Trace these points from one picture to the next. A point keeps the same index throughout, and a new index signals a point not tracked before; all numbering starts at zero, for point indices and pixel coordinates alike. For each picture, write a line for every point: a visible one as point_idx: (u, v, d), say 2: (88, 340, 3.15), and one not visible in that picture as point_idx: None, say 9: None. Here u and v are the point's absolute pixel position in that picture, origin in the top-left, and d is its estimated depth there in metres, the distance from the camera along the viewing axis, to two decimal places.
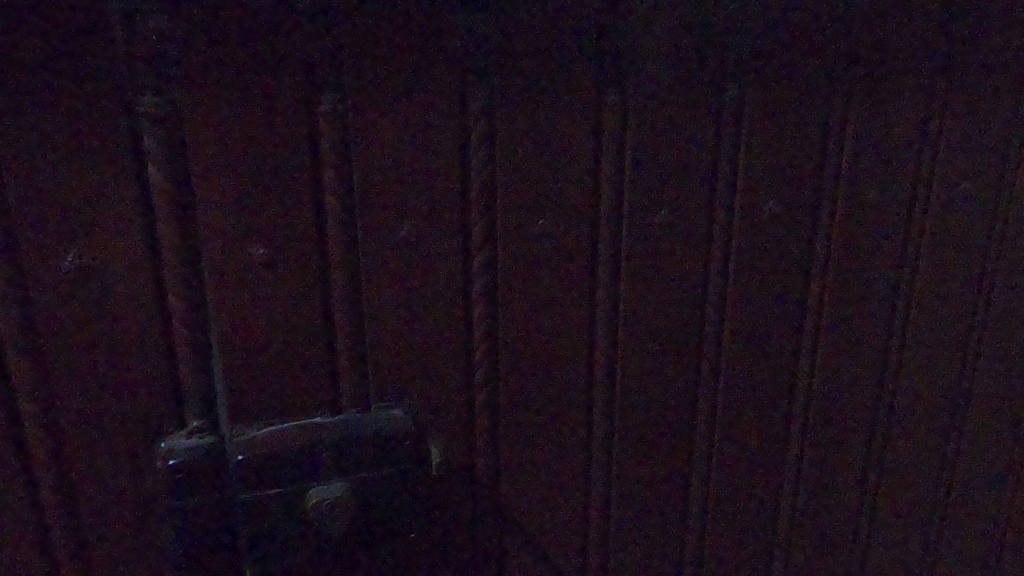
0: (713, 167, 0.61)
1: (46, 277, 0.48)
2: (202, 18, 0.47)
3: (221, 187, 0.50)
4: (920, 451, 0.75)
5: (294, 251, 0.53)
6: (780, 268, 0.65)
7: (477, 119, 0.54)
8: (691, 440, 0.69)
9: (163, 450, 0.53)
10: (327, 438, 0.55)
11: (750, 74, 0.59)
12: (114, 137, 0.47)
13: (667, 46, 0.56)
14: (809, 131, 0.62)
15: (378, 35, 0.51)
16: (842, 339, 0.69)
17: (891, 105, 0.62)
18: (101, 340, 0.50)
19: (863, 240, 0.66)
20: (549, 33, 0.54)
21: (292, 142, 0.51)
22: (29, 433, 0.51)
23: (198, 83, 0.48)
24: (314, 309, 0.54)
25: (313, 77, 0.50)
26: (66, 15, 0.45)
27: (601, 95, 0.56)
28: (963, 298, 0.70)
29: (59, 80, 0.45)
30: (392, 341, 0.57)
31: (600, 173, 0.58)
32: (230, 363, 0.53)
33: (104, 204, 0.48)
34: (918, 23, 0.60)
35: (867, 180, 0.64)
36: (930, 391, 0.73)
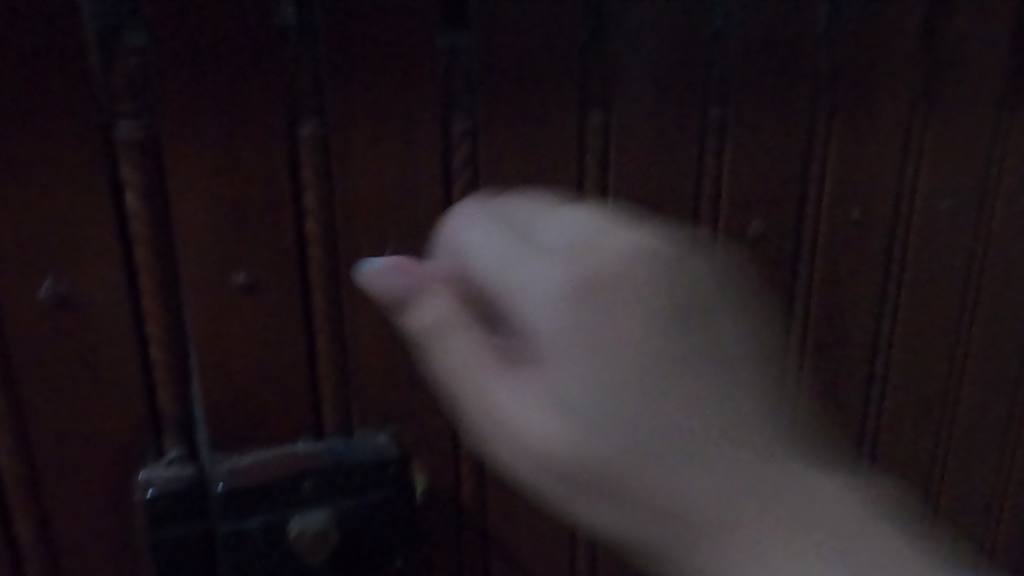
0: (698, 184, 0.61)
1: (20, 303, 0.48)
2: (180, 42, 0.47)
3: (200, 211, 0.49)
4: (908, 458, 0.76)
5: (275, 275, 0.52)
6: (766, 283, 0.65)
7: (461, 140, 0.54)
8: None
9: (141, 480, 0.52)
10: (309, 467, 0.55)
11: (734, 93, 0.59)
12: (90, 162, 0.47)
13: (651, 65, 0.57)
14: (792, 148, 0.62)
15: (360, 57, 0.50)
16: (830, 352, 0.69)
17: (871, 120, 0.63)
18: (79, 366, 0.49)
19: (848, 255, 0.67)
20: (533, 54, 0.54)
21: (272, 166, 0.50)
22: (5, 460, 0.50)
23: (176, 107, 0.47)
24: (296, 333, 0.54)
25: (294, 101, 0.50)
26: (42, 39, 0.44)
27: (585, 115, 0.56)
28: (943, 306, 0.71)
29: (34, 105, 0.45)
30: (376, 365, 0.56)
31: (586, 193, 0.58)
32: (212, 388, 0.53)
33: (81, 231, 0.47)
34: (892, 43, 0.62)
35: (849, 194, 0.65)
36: (916, 399, 0.74)
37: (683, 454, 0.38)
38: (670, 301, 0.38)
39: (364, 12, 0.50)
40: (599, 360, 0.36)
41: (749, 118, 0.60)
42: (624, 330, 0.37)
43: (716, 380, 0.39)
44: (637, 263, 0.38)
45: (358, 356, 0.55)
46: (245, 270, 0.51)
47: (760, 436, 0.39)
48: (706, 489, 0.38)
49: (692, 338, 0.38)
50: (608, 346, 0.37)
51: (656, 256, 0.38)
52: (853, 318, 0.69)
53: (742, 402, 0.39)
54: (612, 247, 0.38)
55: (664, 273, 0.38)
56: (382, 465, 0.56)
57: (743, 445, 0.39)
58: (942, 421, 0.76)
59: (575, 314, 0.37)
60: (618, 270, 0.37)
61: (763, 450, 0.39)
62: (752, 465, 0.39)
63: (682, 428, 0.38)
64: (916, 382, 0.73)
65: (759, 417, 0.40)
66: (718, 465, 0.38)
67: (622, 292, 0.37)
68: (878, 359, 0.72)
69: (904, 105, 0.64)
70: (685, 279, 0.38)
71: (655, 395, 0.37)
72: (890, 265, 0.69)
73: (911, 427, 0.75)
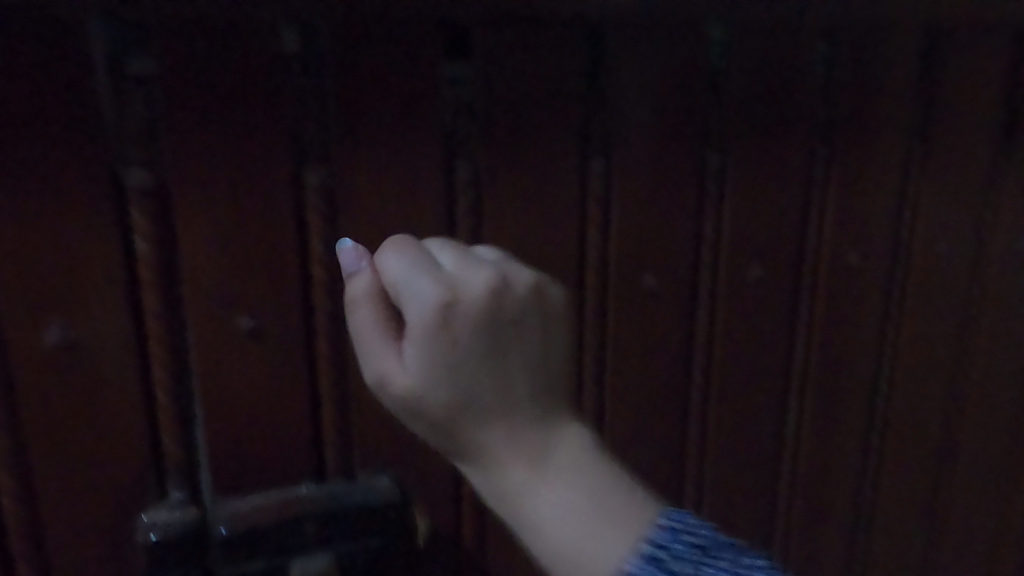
0: (698, 230, 0.62)
1: (27, 348, 0.48)
2: (192, 93, 0.47)
3: (207, 257, 0.50)
4: (907, 501, 0.76)
5: (280, 320, 0.53)
6: (767, 327, 0.66)
7: (464, 188, 0.55)
8: (682, 500, 0.68)
9: (143, 523, 0.52)
10: (310, 511, 0.55)
11: (733, 141, 0.60)
12: (100, 211, 0.47)
13: (652, 114, 0.58)
14: (792, 195, 0.63)
15: (367, 108, 0.51)
16: (829, 394, 0.70)
17: (869, 167, 0.64)
18: (84, 410, 0.50)
19: (847, 300, 0.67)
20: (537, 104, 0.55)
21: (279, 214, 0.51)
22: (7, 503, 0.50)
23: (187, 157, 0.48)
24: (299, 376, 0.54)
25: (301, 151, 0.51)
26: (56, 91, 0.45)
27: (587, 164, 0.57)
28: (944, 350, 0.72)
29: (47, 155, 0.46)
30: (378, 408, 0.57)
31: (586, 238, 0.59)
32: (216, 431, 0.53)
33: (89, 278, 0.48)
34: (890, 92, 0.63)
35: (848, 240, 0.66)
36: (916, 442, 0.74)
37: (516, 465, 0.41)
38: (522, 333, 0.42)
39: (370, 63, 0.51)
40: (453, 373, 0.40)
41: (749, 166, 0.61)
42: (476, 350, 0.40)
43: (552, 410, 0.43)
44: (497, 300, 0.41)
45: (359, 400, 0.56)
46: (250, 315, 0.52)
47: (591, 467, 0.42)
48: (546, 509, 0.41)
49: (538, 369, 0.42)
50: (460, 362, 0.40)
51: (515, 295, 0.42)
52: (852, 360, 0.69)
53: (575, 432, 0.43)
54: (478, 282, 0.41)
55: (522, 313, 0.42)
56: (383, 508, 0.57)
57: (585, 474, 0.42)
58: (942, 463, 0.76)
59: (442, 331, 0.40)
60: (482, 301, 0.40)
61: (591, 479, 0.42)
62: (577, 493, 0.41)
63: (518, 445, 0.41)
64: (917, 424, 0.73)
65: (592, 449, 0.43)
66: (552, 483, 0.41)
67: (483, 318, 0.40)
68: (878, 400, 0.72)
69: (900, 151, 0.65)
70: (537, 322, 0.42)
71: (493, 409, 0.41)
72: (889, 308, 0.69)
73: (911, 468, 0.75)
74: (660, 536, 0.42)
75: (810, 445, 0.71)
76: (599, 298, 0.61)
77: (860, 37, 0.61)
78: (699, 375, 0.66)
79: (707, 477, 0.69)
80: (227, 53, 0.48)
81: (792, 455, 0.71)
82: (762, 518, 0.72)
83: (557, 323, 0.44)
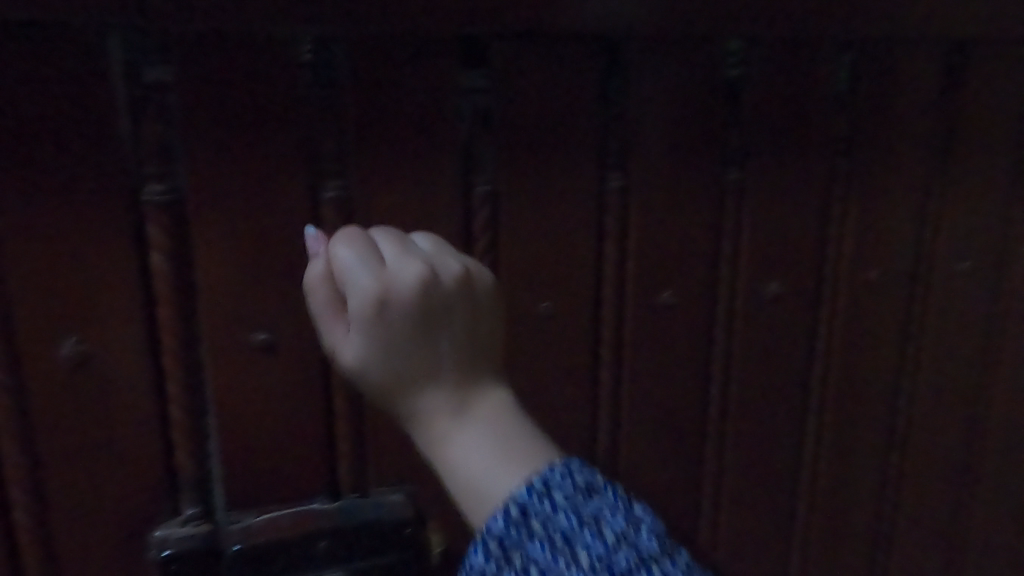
0: (716, 246, 0.61)
1: (42, 363, 0.48)
2: (208, 107, 0.47)
3: (222, 271, 0.50)
4: (927, 519, 0.75)
5: (294, 335, 0.53)
6: (785, 344, 0.65)
7: (481, 203, 0.54)
8: (698, 518, 0.68)
9: (156, 539, 0.52)
10: (323, 528, 0.55)
11: (752, 156, 0.60)
12: (116, 225, 0.47)
13: (670, 129, 0.57)
14: (811, 210, 0.62)
15: (384, 122, 0.51)
16: (849, 412, 0.69)
17: (890, 182, 0.63)
18: (97, 424, 0.49)
19: (866, 318, 0.66)
20: (554, 118, 0.54)
21: (295, 228, 0.51)
22: (19, 519, 0.50)
23: (202, 170, 0.48)
24: (313, 391, 0.54)
25: (317, 165, 0.51)
26: (73, 105, 0.45)
27: (604, 179, 0.57)
28: (965, 367, 0.71)
29: (64, 169, 0.46)
30: (392, 424, 0.56)
31: (603, 253, 0.59)
32: (229, 447, 0.53)
33: (105, 293, 0.48)
34: (911, 107, 0.62)
35: (869, 256, 0.65)
36: (935, 460, 0.73)
37: (447, 433, 0.41)
38: (454, 315, 0.42)
39: (386, 77, 0.50)
40: (387, 349, 0.41)
41: (768, 181, 0.61)
42: (407, 329, 0.41)
43: (484, 384, 0.43)
44: (430, 285, 0.41)
45: (373, 416, 0.56)
46: (265, 330, 0.52)
47: (522, 439, 0.41)
48: (471, 475, 0.41)
49: (470, 348, 0.43)
50: (391, 339, 0.41)
51: (448, 280, 0.42)
52: (871, 378, 0.68)
53: (508, 408, 0.43)
54: (412, 271, 0.41)
55: (454, 297, 0.42)
56: (397, 526, 0.56)
57: (514, 446, 0.41)
58: (961, 482, 0.75)
59: (380, 315, 0.40)
60: (414, 285, 0.41)
61: (520, 450, 0.41)
62: (503, 458, 0.41)
63: (449, 414, 0.42)
64: (936, 442, 0.72)
65: (526, 422, 0.43)
66: (480, 450, 0.41)
67: (413, 301, 0.40)
68: (897, 419, 0.71)
69: (922, 167, 0.64)
70: (472, 306, 0.42)
71: (423, 379, 0.42)
72: (909, 325, 0.68)
73: (930, 487, 0.74)
74: (557, 473, 0.40)
75: (828, 464, 0.70)
76: (616, 314, 0.60)
77: (880, 50, 0.60)
78: (717, 392, 0.65)
79: (724, 495, 0.68)
80: (243, 67, 0.48)
81: (811, 474, 0.70)
82: (780, 537, 0.71)
83: (493, 308, 0.44)
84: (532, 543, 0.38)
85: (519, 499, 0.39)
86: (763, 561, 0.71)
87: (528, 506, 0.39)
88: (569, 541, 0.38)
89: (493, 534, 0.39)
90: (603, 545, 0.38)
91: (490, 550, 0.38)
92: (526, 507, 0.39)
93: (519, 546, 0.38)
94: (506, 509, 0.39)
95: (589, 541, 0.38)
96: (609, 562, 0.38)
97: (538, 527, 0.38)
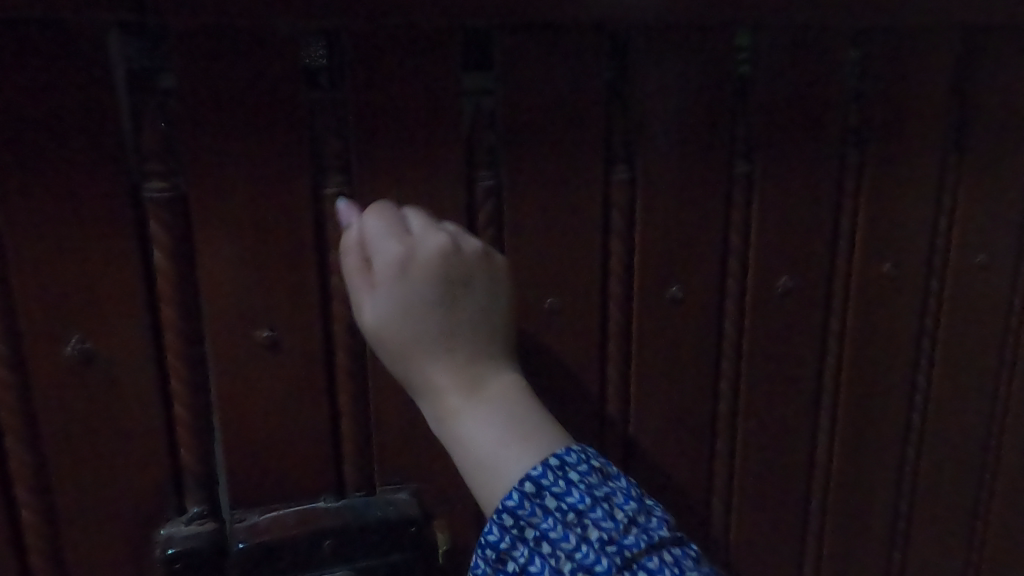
0: (725, 241, 0.60)
1: (46, 361, 0.48)
2: (208, 104, 0.47)
3: (225, 269, 0.50)
4: (944, 518, 0.74)
5: (298, 333, 0.52)
6: (796, 339, 0.64)
7: (484, 199, 0.54)
8: (708, 515, 0.67)
9: (161, 537, 0.52)
10: (328, 527, 0.55)
11: (760, 150, 0.59)
12: (118, 223, 0.47)
13: (677, 122, 0.56)
14: (822, 204, 0.61)
15: (386, 118, 0.50)
16: (863, 409, 0.68)
17: (903, 175, 0.62)
18: (102, 423, 0.49)
19: (879, 314, 0.65)
20: (559, 113, 0.54)
21: (297, 226, 0.50)
22: (26, 517, 0.50)
23: (203, 168, 0.48)
24: (318, 390, 0.54)
25: (319, 163, 0.50)
26: (73, 102, 0.45)
27: (610, 174, 0.56)
28: (983, 362, 0.70)
29: (65, 166, 0.46)
30: (397, 422, 0.56)
31: (610, 249, 0.58)
32: (233, 445, 0.53)
33: (109, 291, 0.48)
34: (926, 98, 0.61)
35: (883, 251, 0.64)
36: (953, 458, 0.72)
37: (456, 394, 0.48)
38: (471, 288, 0.49)
39: (390, 70, 0.50)
40: (410, 316, 0.47)
41: (777, 175, 0.60)
42: (428, 299, 0.48)
43: (492, 355, 0.50)
44: (450, 259, 0.48)
45: (378, 415, 0.55)
46: (269, 327, 0.52)
47: (521, 401, 0.49)
48: (471, 430, 0.48)
49: (481, 319, 0.49)
50: (417, 306, 0.47)
51: (468, 255, 0.48)
52: (885, 375, 0.67)
53: (511, 375, 0.50)
54: (434, 243, 0.48)
55: (472, 272, 0.48)
56: (404, 525, 0.56)
57: (515, 409, 0.49)
58: (979, 482, 0.73)
59: (398, 273, 0.47)
60: (437, 259, 0.47)
61: (519, 410, 0.49)
62: (503, 418, 0.48)
63: (457, 378, 0.48)
64: (953, 440, 0.71)
65: (524, 389, 0.50)
66: (477, 405, 0.48)
67: (434, 273, 0.47)
68: (912, 418, 0.69)
69: (936, 159, 0.63)
70: (488, 279, 0.49)
71: (440, 347, 0.48)
72: (924, 321, 0.67)
73: (947, 488, 0.73)
74: (568, 456, 0.47)
75: (841, 463, 0.69)
76: (623, 310, 0.59)
77: (895, 41, 0.59)
78: (727, 390, 0.64)
79: (735, 494, 0.67)
80: (245, 60, 0.47)
81: (824, 471, 0.69)
82: (793, 535, 0.70)
83: (507, 283, 0.51)
84: (546, 516, 0.45)
85: (535, 476, 0.45)
86: (774, 560, 0.70)
87: (544, 482, 0.45)
88: (579, 514, 0.45)
89: (511, 507, 0.45)
90: (608, 519, 0.45)
91: (510, 521, 0.45)
92: (540, 484, 0.45)
93: (535, 518, 0.45)
94: (523, 484, 0.45)
95: (596, 514, 0.45)
96: (614, 532, 0.44)
97: (551, 501, 0.45)
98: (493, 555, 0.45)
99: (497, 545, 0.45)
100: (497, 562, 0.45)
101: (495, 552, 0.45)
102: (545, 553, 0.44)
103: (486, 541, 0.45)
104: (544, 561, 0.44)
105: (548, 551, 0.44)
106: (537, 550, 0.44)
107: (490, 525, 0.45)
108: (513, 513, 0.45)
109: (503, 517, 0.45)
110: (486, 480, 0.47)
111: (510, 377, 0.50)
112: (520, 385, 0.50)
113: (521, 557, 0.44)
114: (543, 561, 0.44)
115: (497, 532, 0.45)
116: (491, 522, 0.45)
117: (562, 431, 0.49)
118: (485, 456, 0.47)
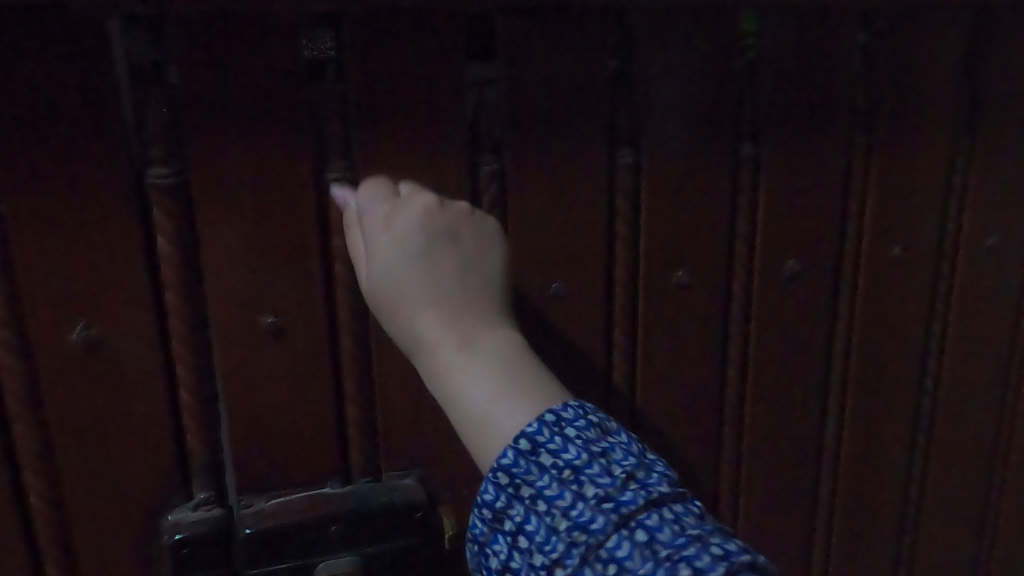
0: (732, 224, 0.60)
1: (52, 348, 0.48)
2: (210, 88, 0.47)
3: (227, 254, 0.50)
4: (957, 499, 0.73)
5: (302, 318, 0.52)
6: (804, 322, 0.64)
7: (488, 183, 0.54)
8: (718, 497, 0.67)
9: (168, 522, 0.52)
10: (333, 511, 0.55)
11: (767, 133, 0.58)
12: (121, 209, 0.47)
13: (682, 103, 0.56)
14: (830, 185, 0.61)
15: (388, 103, 0.50)
16: (874, 390, 0.67)
17: (913, 157, 0.62)
18: (108, 408, 0.50)
19: (889, 296, 0.65)
20: (563, 95, 0.53)
21: (300, 211, 0.50)
22: (34, 503, 0.50)
23: (205, 151, 0.48)
24: (323, 375, 0.54)
25: (322, 148, 0.50)
26: (75, 87, 0.45)
27: (614, 157, 0.56)
28: (995, 343, 0.69)
29: (68, 151, 0.46)
30: (402, 406, 0.56)
31: (615, 231, 0.57)
32: (239, 431, 0.53)
33: (114, 275, 0.48)
34: (937, 77, 0.60)
35: (892, 230, 0.63)
36: (966, 439, 0.71)
37: (447, 348, 0.48)
38: (459, 247, 0.50)
39: (391, 56, 0.49)
40: (396, 272, 0.48)
41: (784, 157, 0.59)
42: (415, 257, 0.49)
43: (485, 311, 0.50)
44: (435, 216, 0.49)
45: (383, 400, 0.55)
46: (273, 313, 0.52)
47: (515, 357, 0.49)
48: (465, 386, 0.48)
49: (472, 278, 0.50)
50: (406, 264, 0.48)
51: (454, 213, 0.50)
52: (896, 360, 0.67)
53: (505, 331, 0.50)
54: (419, 202, 0.49)
55: (460, 231, 0.50)
56: (409, 509, 0.56)
57: (509, 365, 0.48)
58: (990, 466, 0.73)
59: (387, 232, 0.48)
60: (421, 215, 0.49)
61: (514, 366, 0.48)
62: (497, 373, 0.48)
63: (448, 334, 0.48)
64: (965, 423, 0.71)
65: (519, 345, 0.50)
66: (470, 359, 0.48)
67: (420, 230, 0.49)
68: (923, 403, 0.69)
69: (947, 140, 0.62)
70: (478, 239, 0.50)
71: (428, 303, 0.49)
72: (934, 305, 0.66)
73: (957, 474, 0.72)
74: (564, 412, 0.47)
75: (851, 447, 0.68)
76: (629, 294, 0.59)
77: (906, 20, 0.59)
78: (735, 375, 0.64)
79: (744, 477, 0.67)
80: (245, 47, 0.47)
81: (834, 454, 0.68)
82: (803, 517, 0.69)
83: (498, 243, 0.51)
84: (542, 474, 0.45)
85: (530, 432, 0.46)
86: (785, 542, 0.70)
87: (539, 439, 0.46)
88: (575, 471, 0.44)
89: (506, 464, 0.45)
90: (605, 475, 0.44)
91: (506, 479, 0.45)
92: (535, 440, 0.46)
93: (531, 476, 0.45)
94: (519, 442, 0.46)
95: (592, 470, 0.44)
96: (610, 489, 0.44)
97: (547, 458, 0.45)
98: (490, 513, 0.46)
99: (494, 504, 0.46)
100: (495, 521, 0.46)
101: (493, 511, 0.46)
102: (541, 511, 0.44)
103: (484, 500, 0.46)
104: (540, 519, 0.44)
105: (544, 510, 0.44)
106: (533, 509, 0.44)
107: (486, 484, 0.46)
108: (509, 471, 0.45)
109: (498, 476, 0.46)
110: (481, 438, 0.47)
111: (505, 333, 0.50)
112: (516, 339, 0.50)
113: (518, 516, 0.45)
114: (539, 520, 0.44)
115: (494, 491, 0.46)
116: (488, 482, 0.46)
117: (563, 391, 0.49)
118: (478, 414, 0.47)
